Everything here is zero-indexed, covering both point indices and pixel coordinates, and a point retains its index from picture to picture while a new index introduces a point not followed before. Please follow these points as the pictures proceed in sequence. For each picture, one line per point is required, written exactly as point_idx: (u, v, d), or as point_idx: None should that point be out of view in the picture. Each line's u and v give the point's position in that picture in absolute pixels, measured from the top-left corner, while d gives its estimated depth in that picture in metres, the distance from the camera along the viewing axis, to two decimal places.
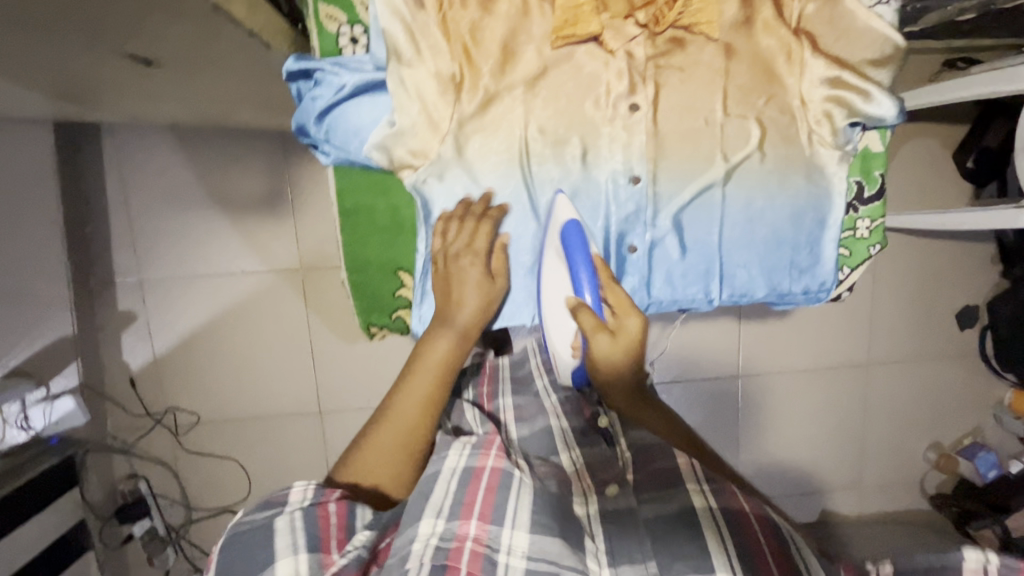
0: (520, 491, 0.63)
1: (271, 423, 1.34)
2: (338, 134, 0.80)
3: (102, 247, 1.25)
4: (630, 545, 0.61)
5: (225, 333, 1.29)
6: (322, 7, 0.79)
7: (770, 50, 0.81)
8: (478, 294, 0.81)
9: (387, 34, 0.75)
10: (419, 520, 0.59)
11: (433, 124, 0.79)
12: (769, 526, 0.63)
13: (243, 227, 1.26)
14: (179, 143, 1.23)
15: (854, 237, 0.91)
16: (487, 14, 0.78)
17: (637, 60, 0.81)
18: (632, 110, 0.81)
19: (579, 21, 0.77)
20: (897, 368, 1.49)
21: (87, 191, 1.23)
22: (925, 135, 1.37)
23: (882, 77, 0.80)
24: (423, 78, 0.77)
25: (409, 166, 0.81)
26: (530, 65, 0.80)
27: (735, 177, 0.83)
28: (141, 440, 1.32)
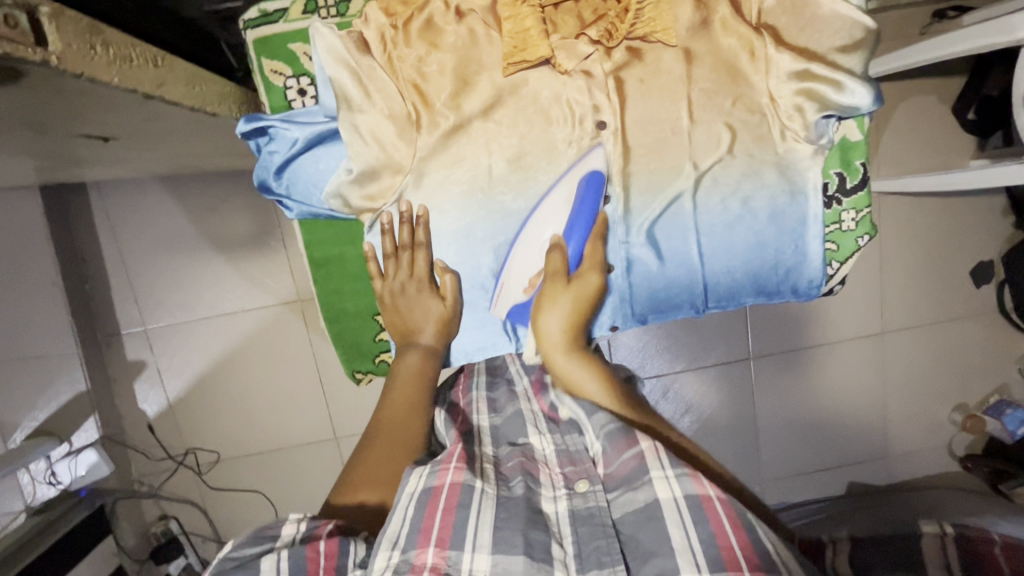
0: (482, 507, 0.66)
1: (288, 454, 1.36)
2: (299, 187, 0.80)
3: (105, 301, 1.27)
4: (600, 549, 0.62)
5: (232, 371, 1.31)
6: (266, 62, 0.78)
7: (732, 50, 0.78)
8: (438, 308, 0.84)
9: (335, 82, 0.74)
10: (375, 553, 0.61)
11: (393, 163, 0.79)
12: (734, 508, 0.62)
13: (233, 266, 1.27)
14: (164, 192, 1.24)
15: (840, 231, 0.87)
16: (433, 49, 0.76)
17: (596, 77, 0.79)
18: (597, 127, 0.80)
19: (529, 46, 0.76)
20: (912, 332, 1.45)
21: (84, 249, 1.25)
22: (918, 93, 1.32)
23: (854, 62, 0.77)
24: (377, 122, 0.76)
25: (370, 209, 0.81)
26: (485, 94, 0.78)
27: (706, 184, 0.82)
28: (167, 482, 1.35)
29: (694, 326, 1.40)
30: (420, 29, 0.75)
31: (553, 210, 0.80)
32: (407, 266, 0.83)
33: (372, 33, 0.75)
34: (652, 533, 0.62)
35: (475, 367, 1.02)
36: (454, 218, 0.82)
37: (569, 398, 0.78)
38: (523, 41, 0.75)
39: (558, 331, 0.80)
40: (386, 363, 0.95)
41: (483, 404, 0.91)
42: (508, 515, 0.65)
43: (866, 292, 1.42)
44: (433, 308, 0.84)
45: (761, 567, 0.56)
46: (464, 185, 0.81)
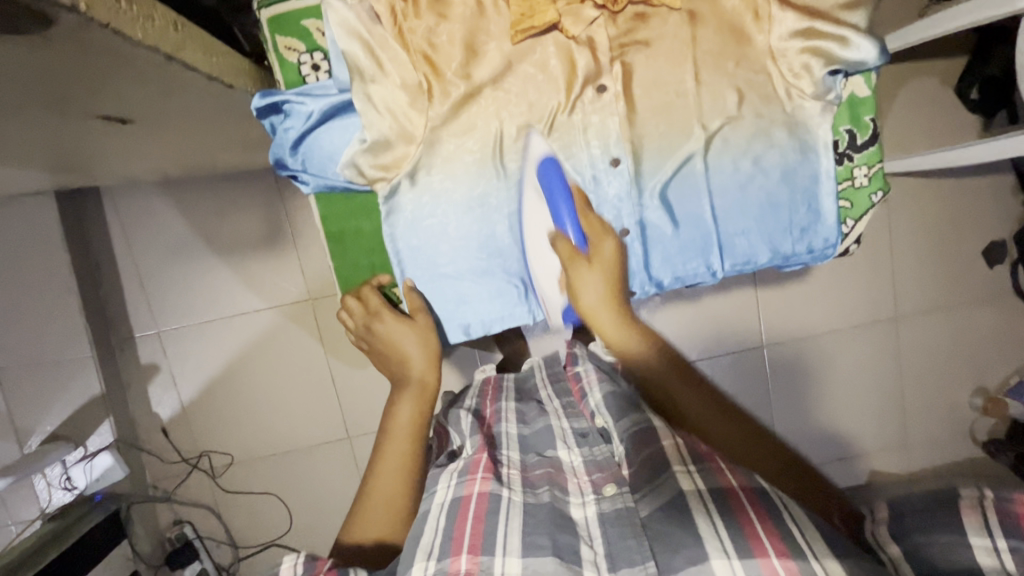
0: (510, 514, 0.68)
1: (302, 455, 1.36)
2: (314, 162, 0.82)
3: (118, 305, 1.28)
4: (630, 547, 0.64)
5: (245, 372, 1.31)
6: (280, 40, 0.80)
7: (736, 11, 0.79)
8: (422, 349, 0.90)
9: (347, 54, 0.75)
10: (411, 566, 0.64)
11: (406, 133, 0.79)
12: (758, 496, 0.66)
13: (245, 265, 1.28)
14: (176, 194, 1.25)
15: (853, 188, 0.87)
16: (442, 19, 0.77)
17: (601, 43, 0.80)
18: (598, 92, 0.80)
19: (536, 12, 0.76)
20: (927, 315, 1.44)
21: (97, 254, 1.26)
22: (921, 74, 1.32)
23: (857, 20, 0.77)
24: (390, 92, 0.77)
25: (382, 177, 0.81)
26: (494, 62, 0.79)
27: (716, 145, 0.82)
28: (181, 486, 1.34)
29: (705, 317, 1.39)
30: (428, 0, 0.77)
31: (538, 199, 0.83)
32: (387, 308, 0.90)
33: (381, 4, 0.76)
34: (681, 526, 0.63)
35: (504, 383, 1.05)
36: (465, 184, 0.83)
37: (605, 409, 0.85)
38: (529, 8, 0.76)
39: (592, 299, 0.85)
40: None
41: (513, 414, 0.93)
42: (535, 520, 0.68)
43: (876, 276, 1.41)
44: (416, 353, 0.90)
45: (789, 554, 0.57)
46: (474, 154, 0.81)
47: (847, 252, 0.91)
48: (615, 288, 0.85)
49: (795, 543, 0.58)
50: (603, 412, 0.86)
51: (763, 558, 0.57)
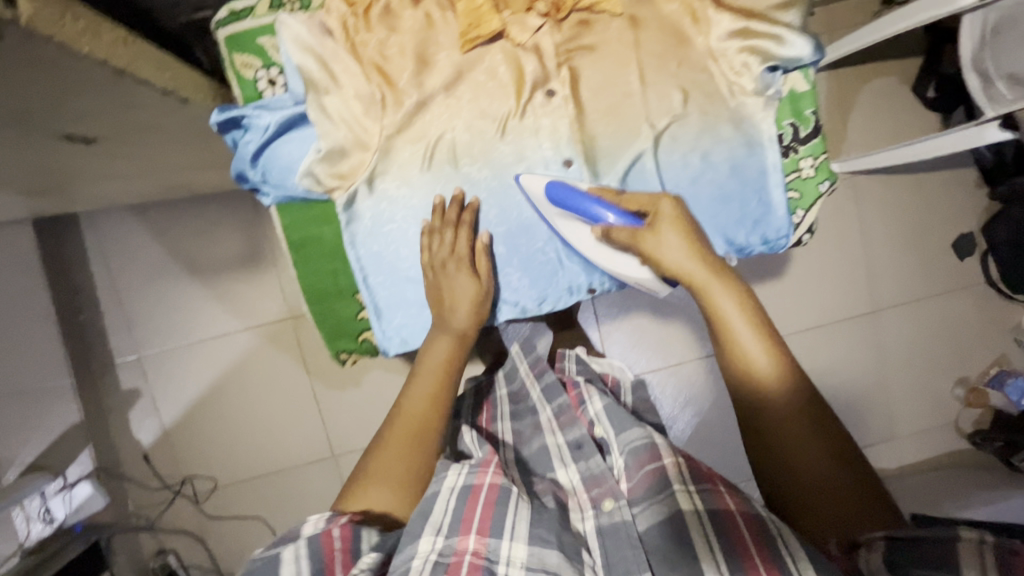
0: (517, 507, 0.69)
1: (287, 476, 1.34)
2: (274, 173, 0.82)
3: (97, 331, 1.27)
4: (627, 559, 0.71)
5: (227, 393, 1.31)
6: (237, 57, 0.81)
7: (675, 15, 0.84)
8: (470, 294, 0.84)
9: (302, 69, 0.78)
10: (419, 538, 0.64)
11: (361, 141, 0.82)
12: (756, 521, 0.68)
13: (225, 286, 1.29)
14: (155, 218, 1.27)
15: (801, 178, 0.89)
16: (394, 32, 0.81)
17: (547, 50, 0.84)
18: (547, 96, 0.84)
19: (482, 22, 0.80)
20: (904, 309, 1.46)
21: (77, 281, 1.27)
22: (878, 76, 1.37)
23: (791, 19, 0.81)
24: (344, 104, 0.80)
25: (339, 186, 0.83)
26: (445, 71, 0.83)
27: (665, 141, 0.85)
28: (164, 514, 1.31)
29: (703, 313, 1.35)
30: (380, 15, 0.81)
31: (576, 223, 0.83)
32: (452, 240, 0.84)
33: (334, 21, 0.80)
34: (676, 542, 0.70)
35: (498, 396, 1.00)
36: (422, 190, 0.85)
37: (606, 419, 0.90)
38: (476, 19, 0.80)
39: (676, 260, 0.77)
40: (370, 341, 0.92)
41: (509, 429, 0.93)
42: (542, 518, 0.70)
43: (851, 272, 1.43)
44: (454, 306, 0.83)
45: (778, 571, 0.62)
46: (431, 160, 0.84)
47: (801, 242, 0.93)
48: (693, 242, 0.77)
49: (781, 557, 0.62)
50: (603, 423, 0.90)
51: None
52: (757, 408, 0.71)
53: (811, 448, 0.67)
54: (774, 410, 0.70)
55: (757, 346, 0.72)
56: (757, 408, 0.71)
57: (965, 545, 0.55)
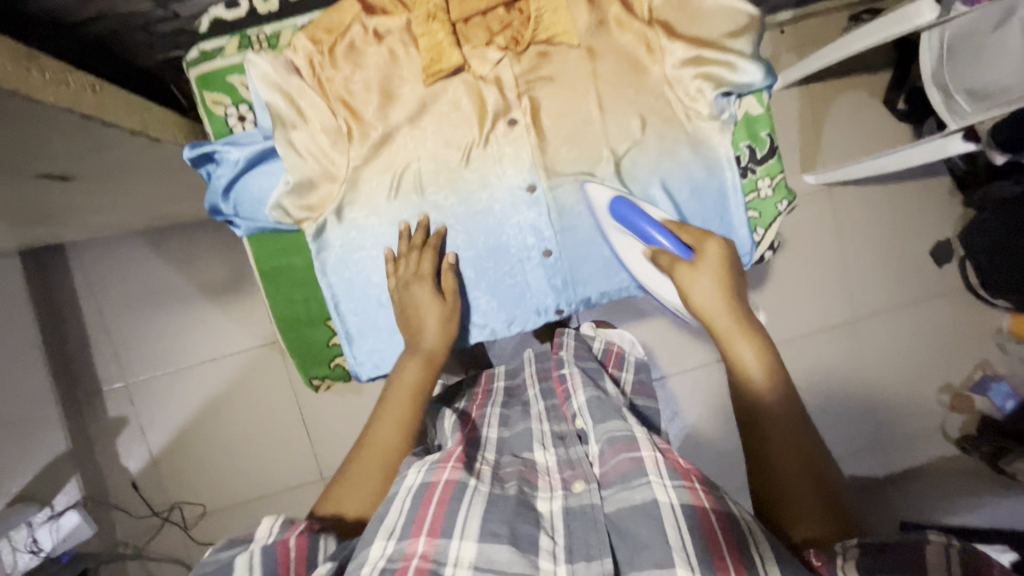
0: (472, 501, 0.63)
1: (275, 499, 1.34)
2: (245, 206, 0.86)
3: (84, 359, 1.29)
4: (590, 543, 0.62)
5: (214, 417, 1.31)
6: (208, 95, 0.86)
7: (630, 45, 0.87)
8: (436, 323, 0.84)
9: (270, 105, 0.81)
10: (371, 542, 0.60)
11: (329, 174, 0.85)
12: (730, 522, 0.62)
13: (211, 311, 1.30)
14: (140, 246, 1.29)
15: (760, 199, 0.92)
16: (357, 68, 0.84)
17: (508, 80, 0.87)
18: (510, 126, 0.88)
19: (443, 56, 0.83)
20: (884, 316, 1.47)
21: (64, 310, 1.28)
22: (849, 89, 1.41)
23: (741, 47, 0.85)
24: (310, 138, 0.83)
25: (309, 218, 0.86)
26: (409, 103, 0.86)
27: (627, 167, 0.89)
28: (152, 541, 1.31)
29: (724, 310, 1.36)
30: (343, 51, 0.83)
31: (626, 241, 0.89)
32: (416, 261, 0.86)
33: (300, 59, 0.83)
34: (648, 526, 0.61)
35: (493, 387, 1.01)
36: (389, 217, 0.89)
37: (587, 411, 0.80)
38: (436, 54, 0.83)
39: (705, 299, 0.79)
40: (341, 366, 0.98)
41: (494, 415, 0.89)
42: (498, 508, 0.64)
43: (830, 281, 1.45)
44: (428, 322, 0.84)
45: None
46: (398, 189, 0.88)
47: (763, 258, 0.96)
48: (728, 287, 0.80)
49: (749, 556, 0.57)
50: (584, 415, 0.80)
51: None
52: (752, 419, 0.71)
53: (783, 450, 0.66)
54: (774, 421, 0.69)
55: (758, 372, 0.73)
56: (754, 405, 0.71)
57: (931, 548, 0.53)
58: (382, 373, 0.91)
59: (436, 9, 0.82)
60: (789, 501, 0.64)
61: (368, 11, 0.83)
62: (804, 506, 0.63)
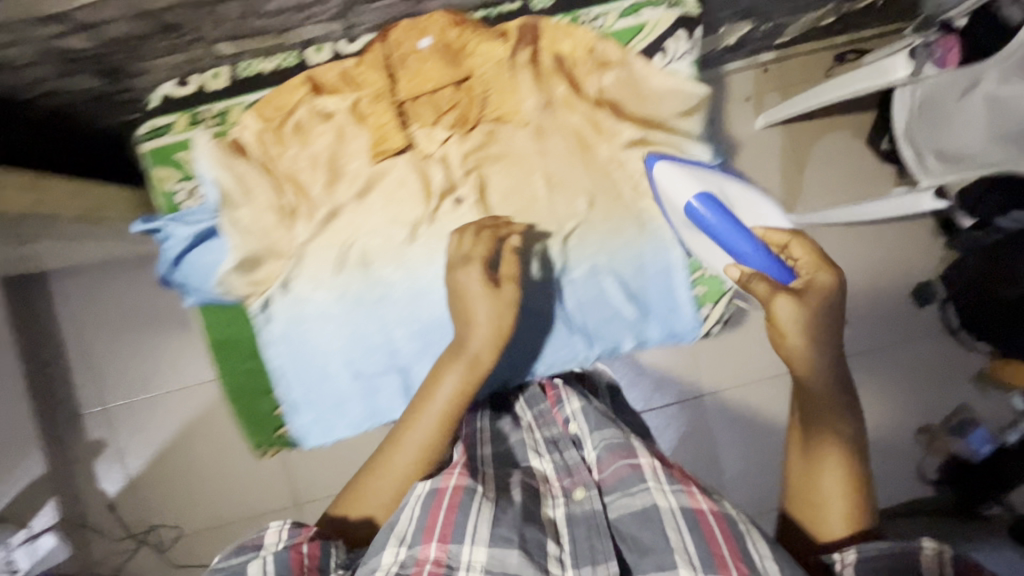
0: (481, 510, 0.68)
1: (250, 523, 1.34)
2: (191, 276, 0.96)
3: (65, 382, 1.30)
4: (595, 548, 0.67)
5: (193, 441, 1.33)
6: (158, 170, 0.95)
7: (578, 124, 1.03)
8: (491, 327, 0.86)
9: (218, 183, 0.94)
10: (382, 551, 0.66)
11: (275, 249, 0.97)
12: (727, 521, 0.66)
13: (192, 337, 1.32)
14: (124, 272, 1.30)
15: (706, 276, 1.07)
16: (304, 146, 0.96)
17: (456, 157, 1.01)
18: (454, 203, 1.01)
19: (388, 138, 0.97)
20: (864, 356, 1.47)
21: (47, 334, 1.30)
22: (834, 129, 1.39)
23: (689, 125, 1.04)
24: (256, 215, 0.96)
25: (253, 293, 0.98)
26: (358, 179, 0.98)
27: (576, 244, 1.04)
28: (128, 561, 1.32)
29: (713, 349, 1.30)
30: (291, 130, 0.95)
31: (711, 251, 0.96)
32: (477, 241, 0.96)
33: (248, 136, 0.94)
34: (649, 530, 0.67)
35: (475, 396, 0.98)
36: (336, 290, 0.99)
37: (582, 417, 0.84)
38: (382, 136, 0.97)
39: (796, 335, 0.79)
40: (286, 434, 1.03)
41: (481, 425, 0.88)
42: (504, 516, 0.68)
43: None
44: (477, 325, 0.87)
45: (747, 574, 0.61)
46: (343, 265, 0.99)
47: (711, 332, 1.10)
48: (807, 338, 0.79)
49: (746, 553, 0.63)
50: (579, 420, 0.84)
51: None
52: (807, 469, 0.75)
53: (833, 481, 0.73)
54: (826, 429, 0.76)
55: (834, 485, 0.73)
56: (822, 412, 0.77)
57: (926, 554, 0.63)
58: (328, 440, 1.02)
59: (381, 90, 0.95)
60: (829, 529, 0.73)
61: (315, 93, 0.94)
62: (843, 531, 0.72)
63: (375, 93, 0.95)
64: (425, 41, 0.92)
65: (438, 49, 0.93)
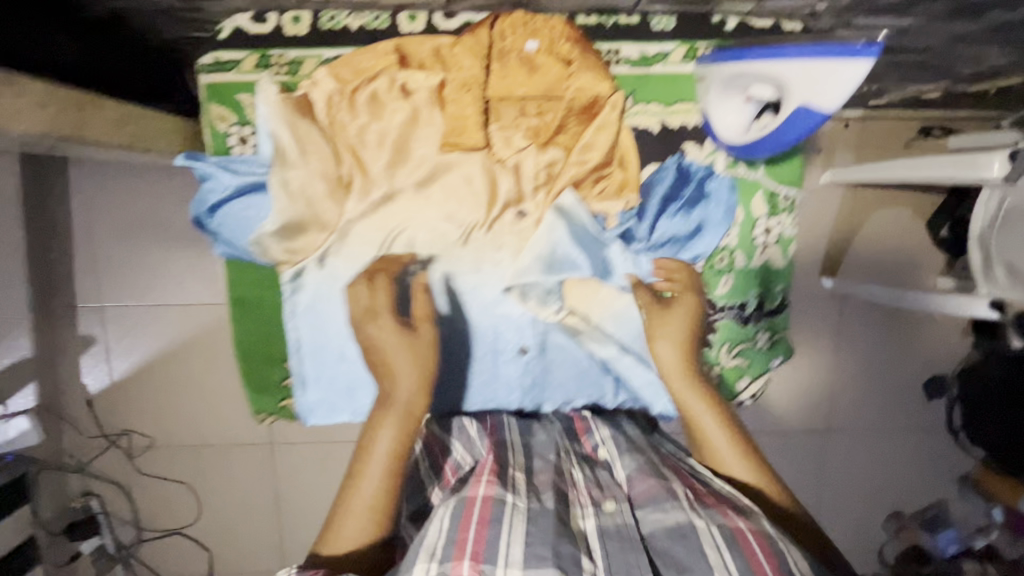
0: (513, 522, 0.67)
1: (226, 453, 1.26)
2: (227, 227, 0.86)
3: (64, 274, 1.18)
4: (629, 561, 0.65)
5: (184, 364, 1.22)
6: (214, 107, 0.85)
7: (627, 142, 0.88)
8: (409, 374, 0.84)
9: (274, 137, 0.83)
10: (413, 567, 0.64)
11: (319, 221, 0.85)
12: (765, 538, 0.66)
13: (201, 259, 1.18)
14: (140, 173, 1.15)
15: (751, 348, 0.95)
16: (374, 119, 0.83)
17: (525, 169, 0.85)
18: (517, 211, 0.86)
19: (465, 132, 0.83)
20: (875, 438, 1.26)
21: (51, 214, 1.16)
22: (894, 204, 1.17)
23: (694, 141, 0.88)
24: (307, 179, 0.84)
25: (287, 260, 0.86)
26: (420, 166, 0.84)
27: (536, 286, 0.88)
28: (96, 459, 1.25)
29: None
30: (365, 100, 0.83)
31: (738, 100, 0.80)
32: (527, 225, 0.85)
33: (318, 95, 0.83)
34: (684, 546, 0.66)
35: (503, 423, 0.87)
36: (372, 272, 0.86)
37: (612, 445, 0.83)
38: (461, 126, 0.83)
39: (669, 364, 0.89)
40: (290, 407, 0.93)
41: (461, 438, 0.84)
42: (537, 529, 0.66)
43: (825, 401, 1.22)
44: (401, 387, 0.83)
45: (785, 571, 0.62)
46: (387, 249, 0.86)
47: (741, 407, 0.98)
48: (687, 348, 0.89)
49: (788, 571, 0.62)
50: (608, 446, 0.83)
51: None
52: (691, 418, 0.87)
53: (722, 446, 0.83)
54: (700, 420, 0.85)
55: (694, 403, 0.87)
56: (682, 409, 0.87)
57: None
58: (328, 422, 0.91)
59: (473, 83, 0.82)
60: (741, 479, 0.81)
61: (377, 85, 0.83)
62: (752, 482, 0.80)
63: (463, 87, 0.82)
64: (529, 43, 0.82)
65: (534, 58, 0.82)
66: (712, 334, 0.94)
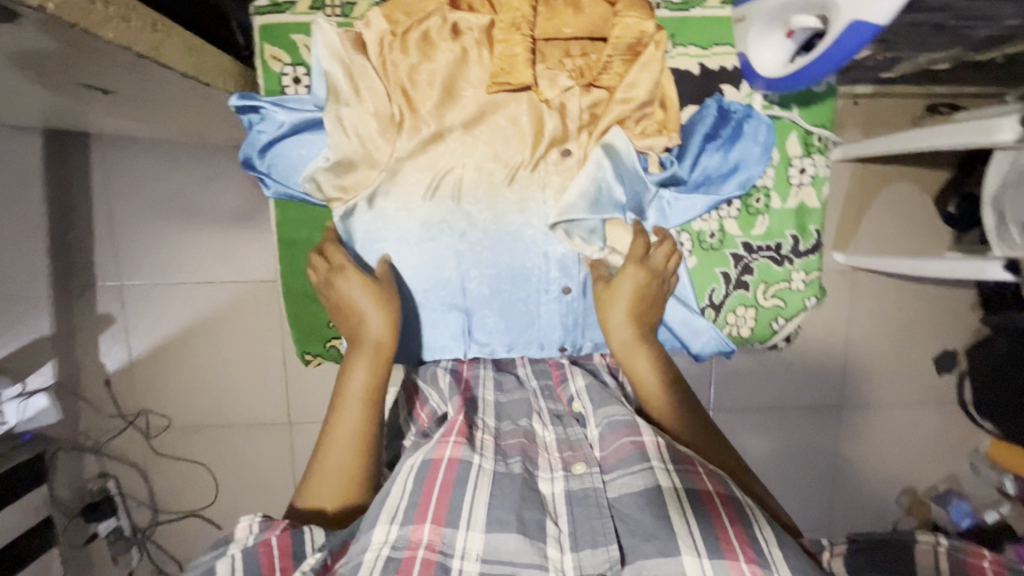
0: (477, 484, 0.61)
1: (245, 433, 1.23)
2: (279, 169, 0.87)
3: (82, 249, 1.14)
4: (594, 528, 0.58)
5: (205, 343, 1.18)
6: (269, 49, 0.89)
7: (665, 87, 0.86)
8: (379, 319, 0.77)
9: (329, 75, 0.81)
10: (374, 527, 0.58)
11: (370, 158, 0.82)
12: (735, 507, 0.59)
13: (223, 235, 1.15)
14: (162, 146, 1.12)
15: (789, 289, 0.98)
16: (425, 59, 0.82)
17: (570, 110, 0.85)
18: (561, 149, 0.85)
19: (513, 70, 0.81)
20: (894, 411, 1.27)
21: (68, 188, 1.12)
22: (910, 180, 1.18)
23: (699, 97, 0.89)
24: (359, 117, 0.81)
25: (339, 198, 0.84)
26: (468, 107, 0.83)
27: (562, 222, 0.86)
28: (113, 440, 1.21)
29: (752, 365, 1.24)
30: (417, 39, 0.81)
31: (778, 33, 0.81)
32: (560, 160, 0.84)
33: (372, 35, 0.81)
34: (653, 514, 0.58)
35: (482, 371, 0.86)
36: (420, 215, 0.84)
37: (587, 396, 0.78)
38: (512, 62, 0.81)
39: (622, 331, 0.80)
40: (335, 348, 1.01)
41: (432, 386, 0.83)
42: (502, 493, 0.60)
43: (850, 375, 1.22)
44: (371, 323, 0.77)
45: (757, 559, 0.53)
46: (434, 192, 0.84)
47: (777, 346, 1.03)
48: (647, 314, 0.82)
49: (755, 533, 0.56)
50: (582, 399, 0.78)
51: (734, 565, 0.53)
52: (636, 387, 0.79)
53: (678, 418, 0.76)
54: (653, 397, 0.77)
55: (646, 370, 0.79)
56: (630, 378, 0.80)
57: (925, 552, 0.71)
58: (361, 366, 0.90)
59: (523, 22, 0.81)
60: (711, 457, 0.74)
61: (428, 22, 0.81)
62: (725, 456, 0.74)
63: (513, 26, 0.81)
64: None
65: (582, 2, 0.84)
66: (746, 276, 0.97)
